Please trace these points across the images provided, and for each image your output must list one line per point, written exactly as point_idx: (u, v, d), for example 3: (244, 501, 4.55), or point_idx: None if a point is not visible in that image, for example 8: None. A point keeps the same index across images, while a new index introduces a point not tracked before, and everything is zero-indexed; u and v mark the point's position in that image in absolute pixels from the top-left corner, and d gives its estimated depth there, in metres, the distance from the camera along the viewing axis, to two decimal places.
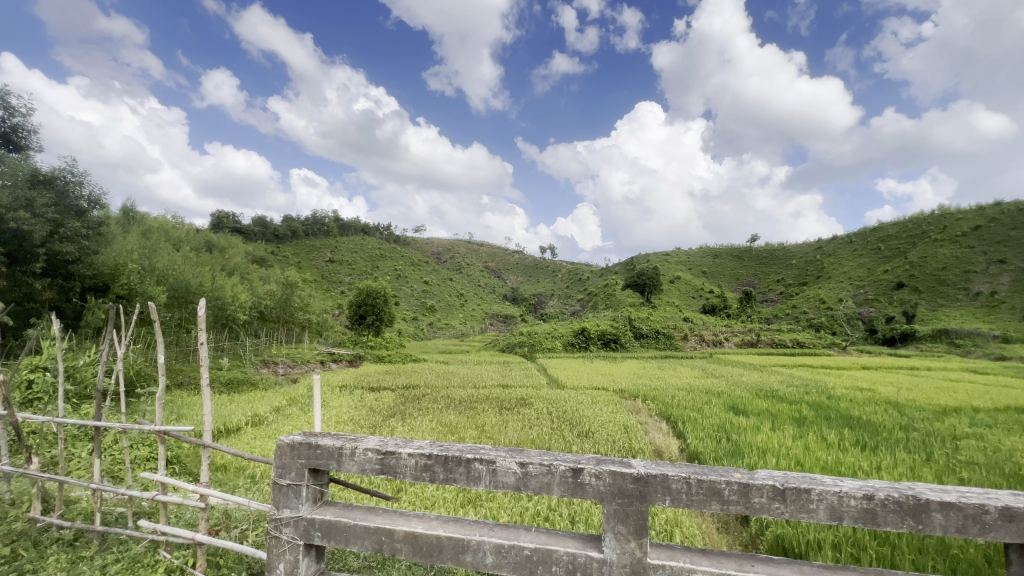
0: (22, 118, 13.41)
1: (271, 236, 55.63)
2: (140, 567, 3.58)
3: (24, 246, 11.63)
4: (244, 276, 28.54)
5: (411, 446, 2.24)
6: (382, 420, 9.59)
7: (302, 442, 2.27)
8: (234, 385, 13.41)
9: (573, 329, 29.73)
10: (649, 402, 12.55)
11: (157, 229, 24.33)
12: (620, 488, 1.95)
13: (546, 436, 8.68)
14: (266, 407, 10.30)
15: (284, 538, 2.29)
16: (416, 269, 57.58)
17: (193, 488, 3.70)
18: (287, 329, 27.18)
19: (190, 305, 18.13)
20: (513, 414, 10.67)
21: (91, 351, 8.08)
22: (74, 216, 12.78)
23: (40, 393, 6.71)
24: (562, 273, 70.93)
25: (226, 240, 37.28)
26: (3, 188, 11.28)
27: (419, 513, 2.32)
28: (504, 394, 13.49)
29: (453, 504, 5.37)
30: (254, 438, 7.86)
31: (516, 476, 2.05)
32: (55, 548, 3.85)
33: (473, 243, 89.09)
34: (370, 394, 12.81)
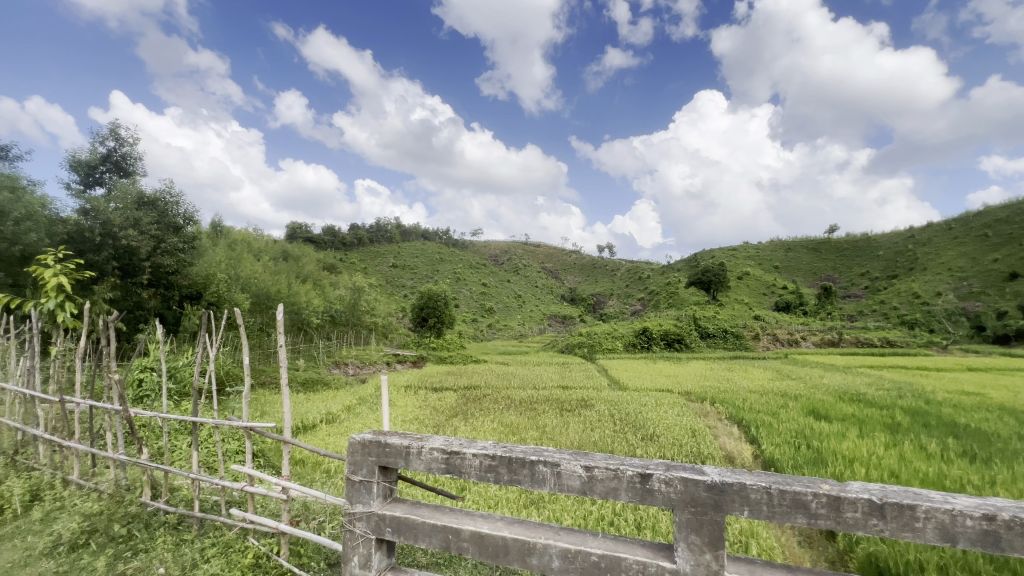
0: (130, 147, 15.14)
1: (339, 244, 59.01)
2: (232, 552, 3.92)
3: (133, 260, 13.17)
4: (317, 283, 30.47)
5: (475, 446, 2.27)
6: (445, 420, 9.87)
7: (372, 440, 2.37)
8: (310, 384, 14.35)
9: (635, 329, 28.93)
10: (717, 405, 11.96)
11: (241, 241, 26.58)
12: (693, 496, 1.86)
13: (609, 439, 8.51)
14: (339, 406, 10.94)
15: (357, 532, 2.40)
16: (475, 271, 58.65)
17: (276, 481, 3.98)
18: (356, 332, 28.68)
19: (270, 310, 19.62)
20: (574, 415, 10.60)
21: (188, 353, 8.99)
22: (172, 232, 14.27)
23: (148, 391, 7.58)
24: (621, 272, 69.43)
25: (300, 249, 40.02)
26: (117, 210, 12.84)
27: (485, 513, 2.34)
28: (565, 395, 13.43)
29: (516, 505, 5.46)
30: (328, 435, 8.35)
31: (581, 480, 2.02)
32: (162, 530, 4.31)
33: (530, 245, 89.38)
34: (433, 394, 13.21)
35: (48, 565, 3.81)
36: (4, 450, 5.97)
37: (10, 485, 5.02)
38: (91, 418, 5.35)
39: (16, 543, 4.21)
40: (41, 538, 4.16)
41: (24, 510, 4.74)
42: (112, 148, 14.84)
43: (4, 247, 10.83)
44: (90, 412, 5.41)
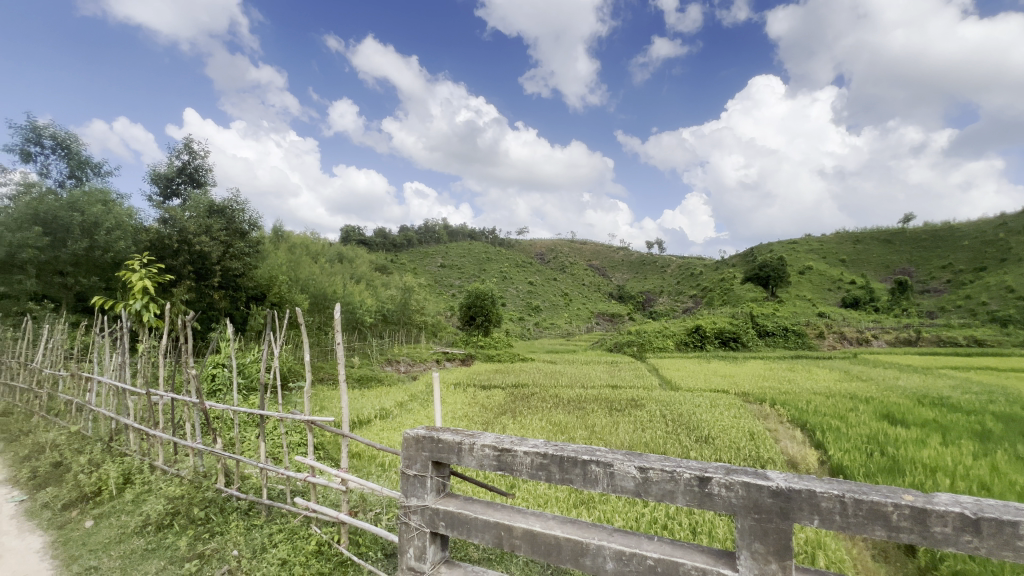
0: (201, 160, 16.32)
1: (390, 246, 61.03)
2: (297, 538, 4.15)
3: (206, 264, 14.20)
4: (370, 283, 31.66)
5: (526, 444, 2.26)
6: (494, 417, 9.96)
7: (425, 435, 2.43)
8: (365, 380, 14.95)
9: (687, 328, 27.95)
10: (778, 407, 11.35)
11: (300, 245, 28.08)
12: (757, 502, 1.77)
13: (661, 440, 8.29)
14: (391, 402, 11.33)
15: (412, 524, 2.48)
16: (522, 270, 58.84)
17: (336, 473, 4.16)
18: (407, 330, 29.56)
19: (328, 310, 20.59)
20: (625, 415, 10.40)
21: (255, 350, 9.62)
22: (239, 237, 15.25)
23: (221, 385, 8.20)
24: (672, 268, 67.31)
25: (354, 251, 41.74)
26: (191, 219, 13.90)
27: (536, 511, 2.33)
28: (614, 394, 13.21)
29: (567, 504, 5.44)
30: (382, 430, 8.66)
31: (635, 481, 1.97)
32: (235, 515, 4.62)
33: (576, 242, 88.57)
34: (482, 392, 13.38)
35: (139, 543, 4.27)
36: (101, 437, 6.64)
37: (106, 468, 5.56)
38: (172, 409, 5.82)
39: (113, 521, 4.70)
40: (133, 518, 4.63)
41: (119, 491, 5.26)
42: (187, 161, 16.07)
43: (98, 254, 12.12)
44: (172, 405, 5.90)
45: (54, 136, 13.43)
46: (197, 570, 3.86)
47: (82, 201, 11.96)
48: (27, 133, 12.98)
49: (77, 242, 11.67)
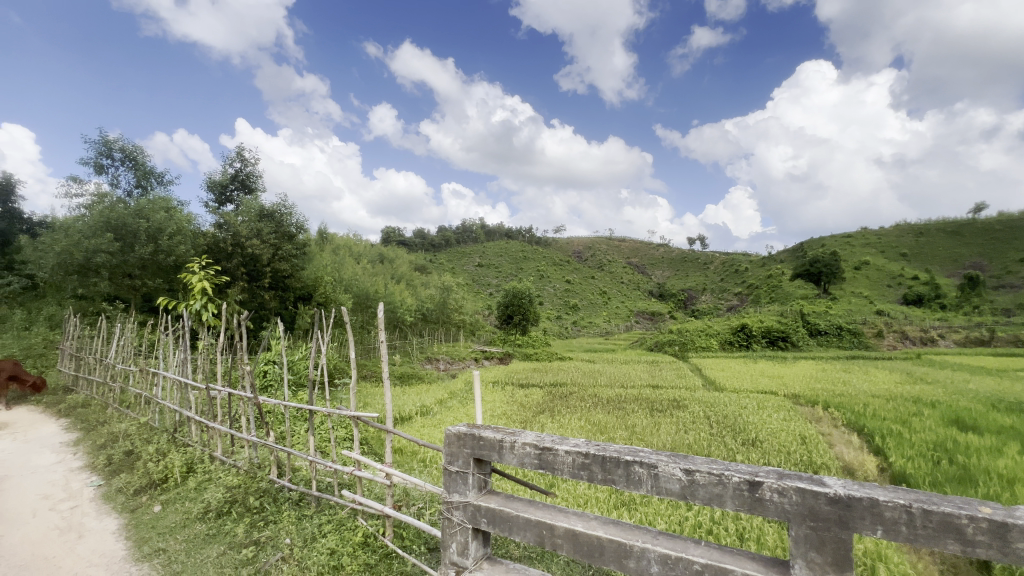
0: (252, 167, 17.16)
1: (429, 246, 62.19)
2: (345, 529, 4.30)
3: (257, 266, 14.93)
4: (410, 283, 32.37)
5: (568, 443, 2.25)
6: (532, 416, 9.96)
7: (467, 433, 2.46)
8: (406, 377, 15.32)
9: (731, 327, 26.96)
10: (831, 410, 10.78)
11: (343, 247, 29.06)
12: (813, 509, 1.68)
13: (705, 442, 8.05)
14: (432, 399, 11.55)
15: (455, 520, 2.52)
16: (559, 269, 58.53)
17: (381, 468, 4.28)
18: (446, 329, 30.06)
19: (370, 309, 21.22)
20: (666, 416, 10.17)
21: (303, 348, 10.07)
22: (288, 240, 15.88)
23: (272, 381, 8.64)
24: (715, 265, 65.10)
25: (394, 252, 42.75)
26: (243, 223, 14.65)
27: (578, 510, 2.32)
28: (655, 394, 12.93)
29: (607, 505, 5.38)
30: (423, 427, 8.83)
31: (680, 484, 1.92)
32: (287, 505, 4.84)
33: (614, 240, 87.26)
34: (520, 391, 13.43)
35: (202, 528, 4.56)
36: (166, 428, 7.12)
37: (171, 457, 5.96)
38: (229, 403, 6.16)
39: (177, 507, 5.04)
40: (196, 504, 4.96)
41: (182, 479, 5.62)
42: (239, 169, 16.94)
43: (162, 258, 12.99)
44: (229, 399, 6.24)
45: (123, 149, 14.52)
46: (253, 556, 4.09)
47: (147, 208, 12.87)
48: (100, 147, 14.11)
49: (144, 247, 12.55)
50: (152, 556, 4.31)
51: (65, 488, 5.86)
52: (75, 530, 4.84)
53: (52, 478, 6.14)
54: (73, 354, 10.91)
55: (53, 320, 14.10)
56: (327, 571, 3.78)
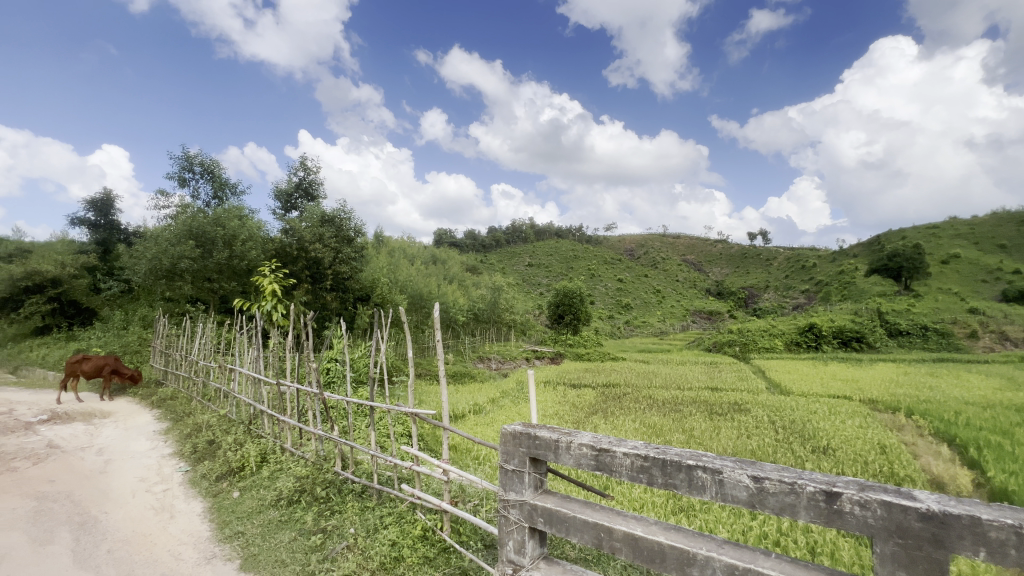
0: (314, 175, 18.13)
1: (479, 246, 63.12)
2: (404, 522, 4.45)
3: (319, 269, 15.77)
4: (461, 284, 32.96)
5: (626, 445, 2.20)
6: (585, 417, 9.85)
7: (523, 432, 2.47)
8: (459, 376, 15.65)
9: (798, 327, 25.30)
10: (916, 418, 9.87)
11: (398, 249, 30.09)
12: (902, 525, 1.55)
13: (770, 449, 7.63)
14: (485, 398, 11.72)
15: (511, 518, 2.54)
16: (610, 268, 57.49)
17: (438, 464, 4.38)
18: (498, 329, 30.38)
19: (424, 309, 21.85)
20: (726, 420, 9.73)
21: (362, 347, 10.53)
22: (347, 243, 16.62)
23: (335, 378, 9.11)
24: (779, 262, 61.38)
25: (446, 253, 43.67)
26: (307, 229, 15.51)
27: (637, 514, 2.26)
28: (714, 397, 12.40)
29: (665, 510, 5.22)
30: (476, 425, 8.97)
31: (748, 491, 1.82)
32: (350, 497, 5.05)
33: (668, 236, 84.49)
34: (572, 391, 13.31)
35: (275, 515, 4.90)
36: (242, 420, 7.68)
37: (248, 447, 6.43)
38: (297, 398, 6.54)
39: (253, 494, 5.43)
40: (269, 492, 5.32)
41: (257, 467, 6.05)
42: (302, 178, 17.96)
43: (236, 262, 14.04)
44: (297, 394, 6.62)
45: (202, 163, 15.83)
46: (321, 543, 4.34)
47: (223, 217, 13.95)
48: (182, 162, 15.45)
49: (220, 253, 13.61)
50: (232, 538, 4.68)
51: (158, 472, 6.47)
52: (168, 511, 5.34)
53: (147, 463, 6.80)
54: (163, 350, 12.04)
55: (145, 320, 15.64)
56: (389, 561, 3.93)
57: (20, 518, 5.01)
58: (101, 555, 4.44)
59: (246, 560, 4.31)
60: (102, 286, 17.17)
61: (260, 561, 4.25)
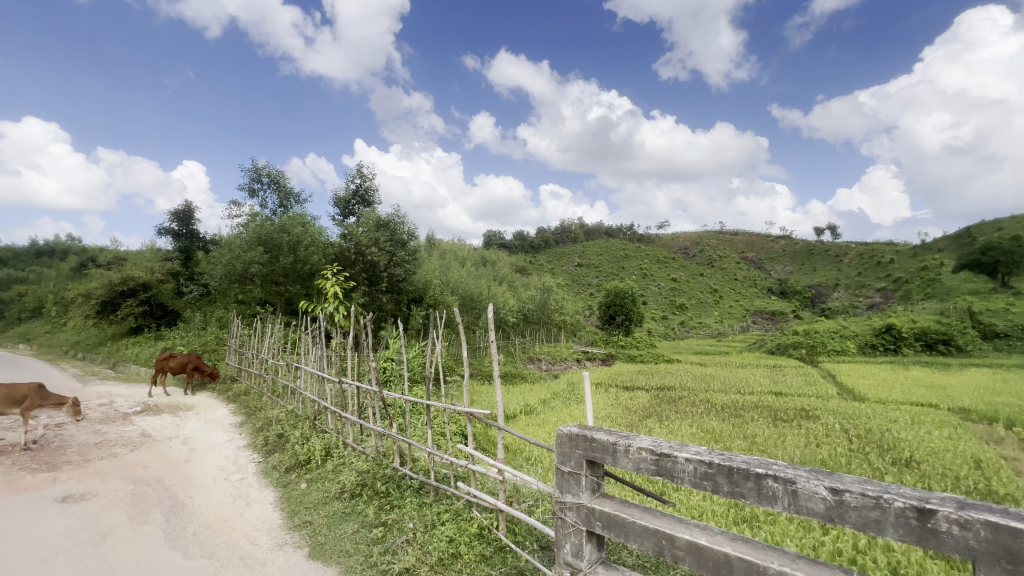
0: (369, 182, 18.89)
1: (528, 247, 63.36)
2: (461, 519, 4.53)
3: (375, 272, 16.41)
4: (511, 285, 33.15)
5: (688, 450, 2.13)
6: (639, 420, 9.62)
7: (579, 434, 2.45)
8: (509, 377, 15.73)
9: (874, 328, 23.38)
10: (1018, 430, 8.84)
11: (449, 251, 30.76)
12: (1010, 550, 1.38)
13: (844, 459, 7.11)
14: (536, 399, 11.72)
15: (568, 521, 2.52)
16: (663, 267, 55.80)
17: (493, 464, 4.42)
18: (548, 329, 30.32)
19: (475, 310, 22.20)
20: (793, 426, 9.17)
21: (416, 347, 10.85)
22: (401, 247, 17.18)
23: (391, 376, 9.44)
24: (850, 258, 57.10)
25: (495, 254, 44.13)
26: (364, 233, 16.17)
27: (701, 523, 2.18)
28: (778, 402, 11.71)
29: (726, 519, 4.99)
30: (528, 425, 9.01)
31: (826, 504, 1.71)
32: (409, 493, 5.21)
33: (725, 233, 80.80)
34: (625, 393, 13.04)
35: (339, 506, 5.15)
36: (308, 415, 8.13)
37: (313, 442, 6.80)
38: (357, 396, 6.84)
39: (319, 486, 5.73)
40: (334, 485, 5.60)
41: (322, 461, 6.39)
42: (359, 185, 18.75)
43: (300, 267, 14.86)
44: (357, 392, 6.91)
45: (269, 174, 16.93)
46: (382, 536, 4.51)
47: (288, 225, 14.84)
48: (252, 174, 16.61)
49: (286, 258, 14.50)
50: (301, 526, 4.96)
51: (235, 462, 6.99)
52: (244, 498, 5.75)
53: (225, 453, 7.36)
54: (236, 349, 12.99)
55: (221, 322, 16.95)
56: (446, 558, 4.01)
57: (121, 499, 5.59)
58: (188, 536, 4.86)
59: (314, 548, 4.56)
60: (184, 290, 18.75)
61: (326, 549, 4.48)
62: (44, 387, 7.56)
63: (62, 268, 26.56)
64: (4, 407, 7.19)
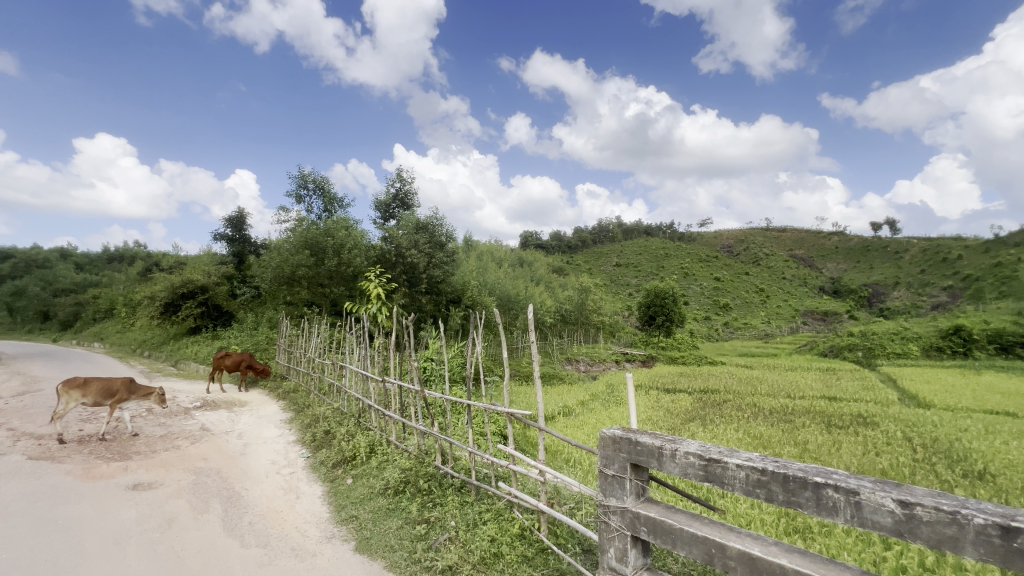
0: (409, 185, 19.32)
1: (565, 247, 63.06)
2: (502, 519, 4.55)
3: (415, 274, 16.77)
4: (548, 285, 33.09)
5: (739, 456, 2.05)
6: (682, 423, 9.37)
7: (623, 437, 2.41)
8: (547, 377, 15.68)
9: (940, 330, 21.78)
10: None
11: (486, 253, 31.03)
12: None
13: (907, 469, 6.66)
14: (574, 400, 11.62)
15: (613, 525, 2.48)
16: (705, 266, 54.14)
17: (534, 465, 4.41)
18: (585, 330, 30.05)
19: (512, 311, 22.28)
20: (849, 433, 8.68)
21: (455, 347, 11.00)
22: (439, 248, 17.47)
23: (431, 376, 9.60)
24: (912, 255, 53.43)
25: (531, 255, 44.07)
26: (404, 236, 16.55)
27: (753, 532, 2.09)
28: (832, 407, 11.11)
29: (777, 529, 4.76)
30: (567, 427, 8.94)
31: (894, 518, 1.61)
32: (450, 492, 5.27)
33: (772, 230, 77.44)
34: (667, 396, 12.73)
35: (384, 502, 5.29)
36: (353, 413, 8.39)
37: (358, 439, 7.01)
38: (400, 395, 7.00)
39: (365, 482, 5.91)
40: (378, 481, 5.76)
41: (367, 457, 6.58)
42: (398, 189, 19.22)
43: (344, 269, 15.40)
44: (400, 391, 7.06)
45: (315, 181, 17.64)
46: (425, 533, 4.59)
47: (332, 229, 15.40)
48: (299, 181, 17.35)
49: (331, 261, 15.03)
50: (348, 521, 5.13)
51: (286, 457, 7.32)
52: (294, 492, 6.01)
53: (277, 448, 7.72)
54: (286, 348, 13.60)
55: (272, 322, 17.80)
56: (488, 558, 4.04)
57: (184, 488, 5.96)
58: (244, 526, 5.12)
59: (360, 542, 4.70)
60: (238, 291, 19.82)
61: (372, 544, 4.61)
62: (134, 380, 8.21)
63: (131, 272, 28.70)
64: (100, 398, 7.83)
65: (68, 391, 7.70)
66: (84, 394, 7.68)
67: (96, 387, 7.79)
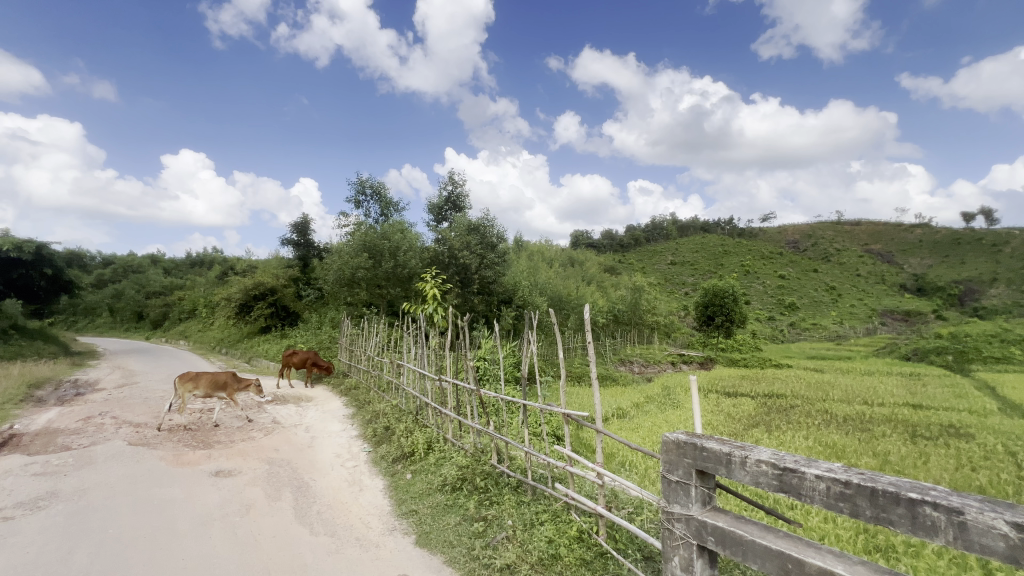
0: (460, 188, 19.68)
1: (616, 246, 61.85)
2: (559, 521, 4.53)
3: (467, 275, 17.06)
4: (599, 285, 32.58)
5: (819, 467, 1.92)
6: (745, 429, 8.91)
7: (687, 441, 2.34)
8: (600, 379, 15.45)
9: None
10: None
11: (537, 253, 31.01)
12: None
13: (1010, 488, 5.98)
14: (630, 403, 11.35)
15: (677, 532, 2.41)
16: (768, 263, 51.17)
17: (592, 468, 4.35)
18: (639, 331, 29.29)
19: (563, 311, 22.11)
20: (938, 444, 7.90)
21: (507, 347, 11.08)
22: (490, 249, 17.67)
23: (484, 375, 9.72)
24: (1013, 248, 47.70)
25: (582, 254, 43.59)
26: (456, 237, 16.88)
27: (835, 548, 1.95)
28: (918, 416, 10.14)
29: (857, 546, 4.42)
30: (622, 430, 8.74)
31: (1006, 543, 1.44)
32: (506, 490, 5.31)
33: (844, 223, 71.88)
34: (728, 400, 12.15)
35: (442, 498, 5.43)
36: (411, 410, 8.67)
37: (416, 435, 7.22)
38: (455, 394, 7.14)
39: (423, 477, 6.10)
40: (435, 477, 5.92)
41: (424, 453, 6.77)
42: (451, 191, 19.65)
43: (400, 271, 15.94)
44: (455, 389, 7.20)
45: (372, 187, 18.38)
46: (482, 530, 4.66)
47: (388, 233, 15.98)
48: (358, 187, 18.17)
49: (387, 263, 15.60)
50: (408, 514, 5.30)
51: (349, 450, 7.68)
52: (358, 484, 6.29)
53: (341, 442, 8.12)
54: (347, 347, 14.27)
55: (333, 322, 18.74)
56: (547, 558, 4.03)
57: (259, 476, 6.41)
58: (313, 514, 5.42)
59: (420, 536, 4.85)
60: (303, 293, 21.02)
61: (432, 539, 4.74)
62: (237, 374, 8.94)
63: (210, 276, 31.18)
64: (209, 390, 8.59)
65: (182, 384, 8.49)
66: (195, 386, 8.46)
67: (205, 380, 8.55)
